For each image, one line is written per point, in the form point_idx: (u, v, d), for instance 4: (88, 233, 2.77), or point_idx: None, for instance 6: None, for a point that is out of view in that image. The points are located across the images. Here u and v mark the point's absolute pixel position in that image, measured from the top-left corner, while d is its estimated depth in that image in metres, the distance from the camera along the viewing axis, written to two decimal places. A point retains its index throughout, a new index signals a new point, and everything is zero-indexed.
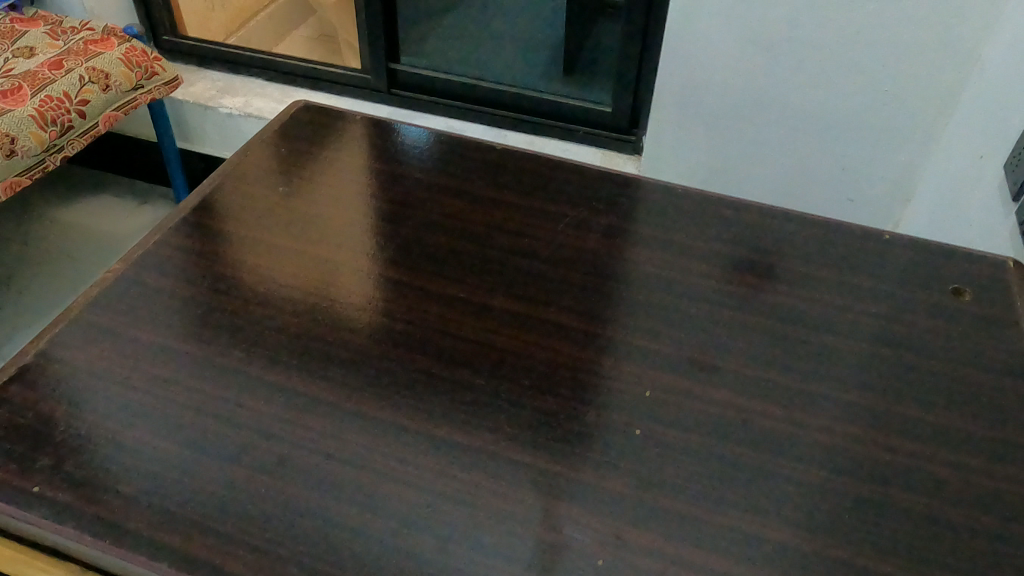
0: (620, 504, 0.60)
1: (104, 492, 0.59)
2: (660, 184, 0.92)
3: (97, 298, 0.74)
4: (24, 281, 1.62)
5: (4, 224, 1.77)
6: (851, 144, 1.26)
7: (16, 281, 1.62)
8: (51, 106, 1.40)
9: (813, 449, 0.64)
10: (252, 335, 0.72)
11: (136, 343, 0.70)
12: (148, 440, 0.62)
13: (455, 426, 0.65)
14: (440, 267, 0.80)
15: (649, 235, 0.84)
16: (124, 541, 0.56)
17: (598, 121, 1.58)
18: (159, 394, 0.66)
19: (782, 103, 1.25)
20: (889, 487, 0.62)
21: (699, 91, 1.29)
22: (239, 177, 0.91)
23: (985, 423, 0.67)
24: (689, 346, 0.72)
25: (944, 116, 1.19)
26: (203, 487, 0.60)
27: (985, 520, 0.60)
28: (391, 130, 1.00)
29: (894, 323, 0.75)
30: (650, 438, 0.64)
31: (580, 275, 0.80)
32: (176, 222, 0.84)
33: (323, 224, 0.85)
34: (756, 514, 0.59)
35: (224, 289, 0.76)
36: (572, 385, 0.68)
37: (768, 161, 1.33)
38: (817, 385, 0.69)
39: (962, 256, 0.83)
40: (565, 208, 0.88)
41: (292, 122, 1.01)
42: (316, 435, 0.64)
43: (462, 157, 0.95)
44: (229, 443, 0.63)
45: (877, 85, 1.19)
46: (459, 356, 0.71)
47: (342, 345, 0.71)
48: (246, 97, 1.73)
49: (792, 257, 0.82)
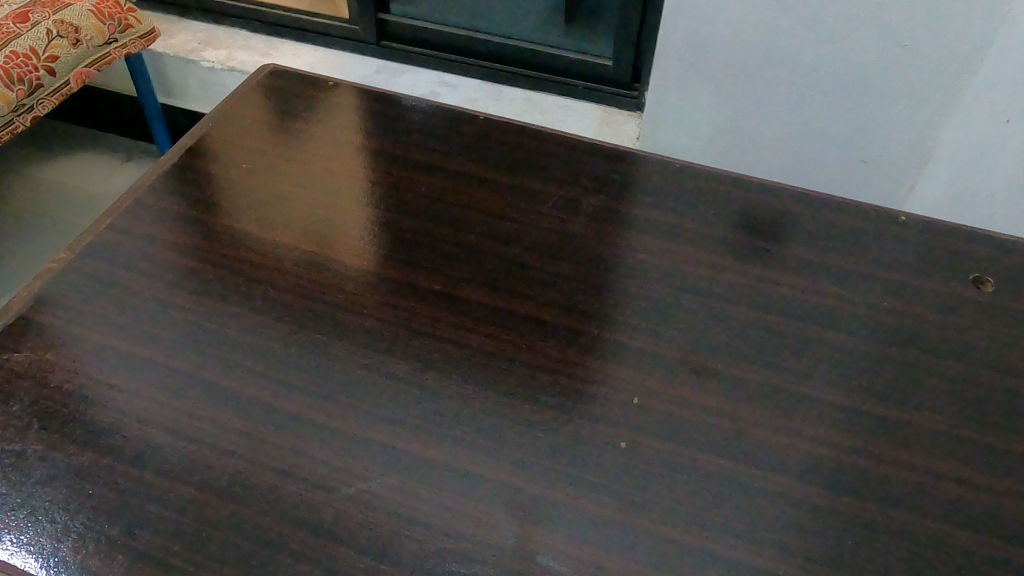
0: (600, 527, 0.55)
1: (39, 516, 0.54)
2: (657, 159, 0.85)
3: (42, 290, 0.69)
4: (23, 236, 1.58)
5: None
6: (866, 106, 1.14)
7: (8, 236, 1.58)
8: (17, 63, 1.31)
9: (814, 463, 0.59)
10: (210, 334, 0.66)
11: (81, 343, 0.65)
12: (89, 456, 0.57)
13: (424, 439, 0.59)
14: (415, 255, 0.74)
15: (644, 218, 0.78)
16: (61, 572, 0.52)
17: (598, 76, 1.49)
18: (105, 403, 0.61)
19: (793, 62, 1.13)
20: (897, 508, 0.56)
21: (703, 47, 1.17)
22: (201, 149, 0.84)
23: (1002, 434, 0.61)
24: (683, 344, 0.67)
25: (967, 77, 1.07)
26: (148, 508, 0.55)
27: (998, 546, 0.55)
28: (368, 98, 0.92)
29: (908, 317, 0.69)
30: (635, 451, 0.59)
31: (565, 264, 0.74)
32: (131, 204, 0.77)
33: (290, 205, 0.79)
34: (749, 538, 0.55)
35: (180, 281, 0.70)
36: (553, 391, 0.63)
37: (776, 123, 1.21)
38: (822, 389, 0.64)
39: (985, 239, 0.76)
40: (552, 187, 0.81)
41: (261, 89, 0.93)
42: (272, 448, 0.58)
43: (443, 130, 0.88)
44: (180, 458, 0.58)
45: (897, 42, 1.07)
46: (432, 357, 0.65)
47: (306, 346, 0.66)
48: (228, 50, 1.64)
49: (798, 242, 0.76)
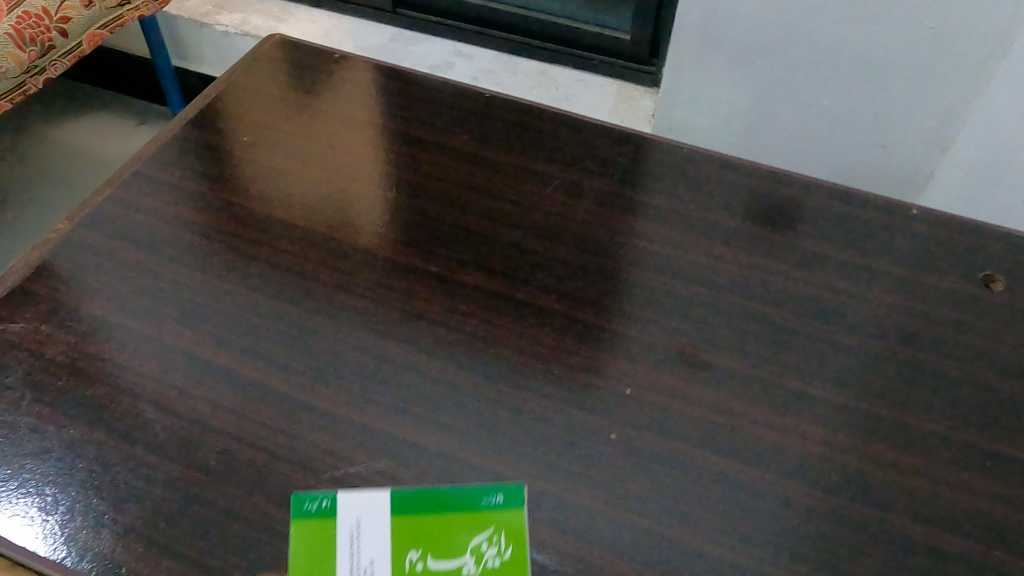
0: (585, 520, 0.55)
1: (29, 489, 0.55)
2: (664, 142, 0.83)
3: (41, 262, 0.68)
4: (33, 197, 1.59)
5: (14, 136, 1.72)
6: (888, 89, 1.10)
7: (20, 197, 1.59)
8: (29, 24, 1.27)
9: (805, 462, 0.58)
10: (205, 311, 0.66)
11: (78, 316, 0.65)
12: (81, 430, 0.58)
13: (413, 424, 0.59)
14: (414, 236, 0.73)
15: (648, 204, 0.76)
16: (49, 544, 0.52)
17: (616, 50, 1.46)
18: (99, 377, 0.61)
19: (811, 41, 1.09)
20: (889, 511, 0.56)
21: (721, 23, 1.13)
22: (205, 121, 0.83)
23: (1003, 440, 0.60)
24: (681, 336, 0.66)
25: (993, 61, 1.03)
26: (137, 486, 0.55)
27: (991, 555, 0.54)
28: (375, 71, 0.91)
29: (912, 315, 0.68)
30: (626, 444, 0.59)
31: (565, 249, 0.73)
32: (132, 175, 0.77)
33: (292, 180, 0.78)
34: (735, 537, 0.54)
35: (177, 256, 0.70)
36: (545, 380, 0.62)
37: (795, 103, 1.18)
38: (820, 387, 0.63)
39: (999, 236, 0.74)
40: (556, 168, 0.80)
41: (269, 60, 0.91)
42: (262, 429, 0.58)
43: (449, 107, 0.86)
44: (170, 436, 0.58)
45: (922, 24, 1.02)
46: (424, 340, 0.65)
47: (299, 326, 0.65)
48: (243, 14, 1.61)
49: (805, 234, 0.74)
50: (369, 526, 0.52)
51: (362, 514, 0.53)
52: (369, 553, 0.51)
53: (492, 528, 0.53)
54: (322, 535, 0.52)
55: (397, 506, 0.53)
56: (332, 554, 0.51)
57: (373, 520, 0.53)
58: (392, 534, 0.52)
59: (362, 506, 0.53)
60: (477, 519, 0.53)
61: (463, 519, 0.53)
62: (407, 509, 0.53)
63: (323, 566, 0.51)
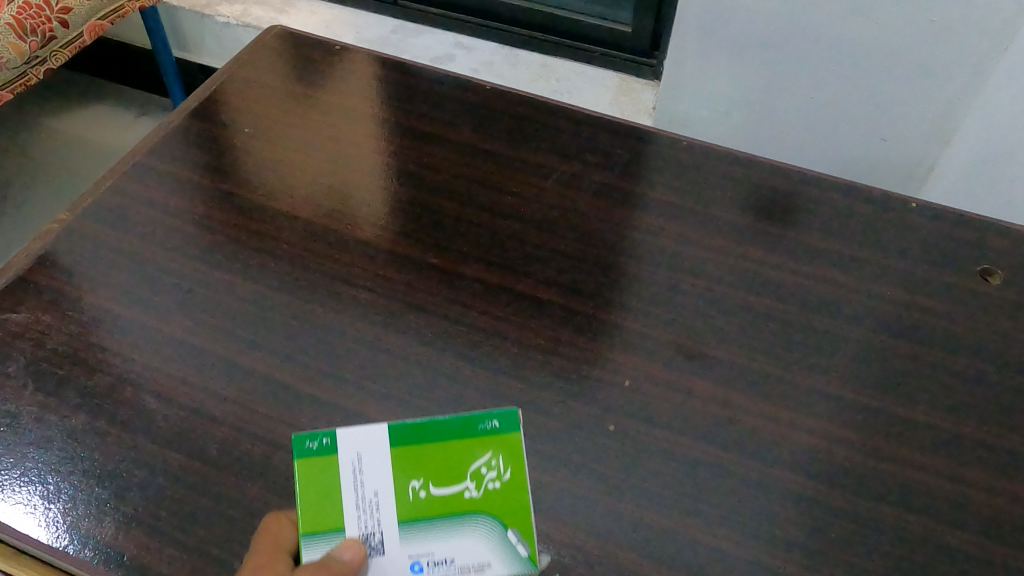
0: (583, 510, 0.55)
1: (32, 478, 0.55)
2: (664, 135, 0.83)
3: (42, 253, 0.69)
4: (34, 187, 1.59)
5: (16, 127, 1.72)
6: (890, 82, 1.10)
7: (21, 187, 1.59)
8: (30, 14, 1.27)
9: (801, 454, 0.58)
10: (206, 302, 0.66)
11: (80, 307, 0.65)
12: (83, 420, 0.58)
13: (413, 415, 0.60)
14: (414, 228, 0.73)
15: (648, 197, 0.77)
16: (51, 532, 0.53)
17: (617, 43, 1.46)
18: (101, 368, 0.61)
19: (812, 34, 1.09)
20: (884, 502, 0.56)
21: (722, 15, 1.13)
22: (205, 112, 0.83)
23: (999, 433, 0.60)
24: (680, 328, 0.66)
25: (995, 56, 1.02)
26: (139, 475, 0.56)
27: (985, 546, 0.54)
28: (376, 63, 0.91)
29: (910, 308, 0.68)
30: (624, 435, 0.59)
31: (565, 241, 0.73)
32: (133, 166, 0.77)
33: (292, 171, 0.78)
34: (731, 527, 0.55)
35: (179, 247, 0.70)
36: (544, 371, 0.63)
37: (796, 96, 1.17)
38: (818, 379, 0.63)
39: (997, 230, 0.74)
40: (556, 161, 0.80)
41: (269, 52, 0.91)
42: (262, 419, 0.59)
43: (450, 99, 0.87)
44: (171, 426, 0.58)
45: (924, 17, 1.02)
46: (424, 332, 0.65)
47: (300, 317, 0.66)
48: (244, 5, 1.61)
49: (804, 227, 0.74)
50: (371, 461, 0.50)
51: (364, 451, 0.50)
52: (373, 485, 0.49)
53: (489, 453, 0.50)
54: (325, 476, 0.49)
55: (397, 442, 0.50)
56: (337, 487, 0.49)
57: (372, 453, 0.50)
58: (393, 464, 0.50)
59: (360, 442, 0.50)
60: (475, 446, 0.50)
61: (460, 448, 0.50)
62: (408, 444, 0.50)
63: (332, 503, 0.49)
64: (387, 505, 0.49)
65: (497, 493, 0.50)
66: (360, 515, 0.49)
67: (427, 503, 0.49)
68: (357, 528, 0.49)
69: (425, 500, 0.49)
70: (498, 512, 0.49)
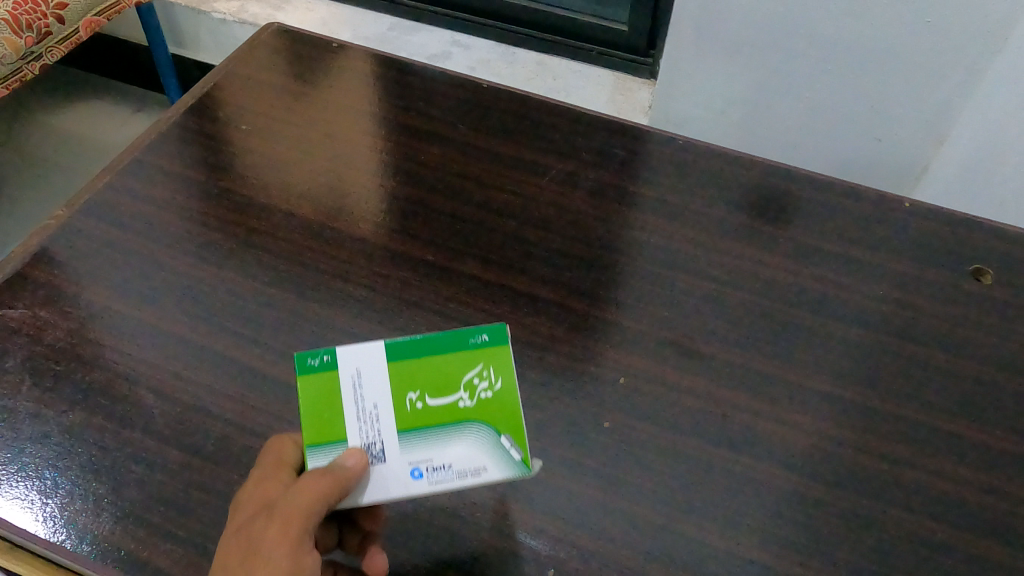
0: (578, 506, 0.56)
1: (29, 473, 0.55)
2: (660, 134, 0.83)
3: (39, 249, 0.69)
4: (29, 183, 1.59)
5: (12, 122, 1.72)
6: (884, 82, 1.11)
7: (16, 183, 1.59)
8: (26, 10, 1.27)
9: (795, 452, 0.59)
10: (203, 299, 0.66)
11: (77, 303, 0.65)
12: (81, 416, 0.58)
13: None
14: (411, 223, 0.74)
15: (644, 196, 0.77)
16: (48, 526, 0.53)
17: (614, 41, 1.46)
18: (98, 364, 0.61)
19: (807, 33, 1.10)
20: (877, 500, 0.57)
21: (717, 14, 1.13)
22: (203, 109, 0.83)
23: (990, 431, 0.61)
24: (675, 326, 0.66)
25: (988, 57, 1.03)
26: (136, 471, 0.56)
27: (976, 543, 0.55)
28: (372, 61, 0.91)
29: (904, 308, 0.68)
30: (619, 433, 0.60)
31: (561, 238, 0.73)
32: (130, 163, 0.77)
33: (289, 168, 0.78)
34: (725, 524, 0.55)
35: (176, 244, 0.70)
36: (540, 369, 0.63)
37: (791, 95, 1.18)
38: (812, 378, 0.63)
39: (990, 230, 0.75)
40: (553, 159, 0.81)
41: (267, 49, 0.92)
42: (259, 415, 0.59)
43: (447, 97, 0.87)
44: (169, 422, 0.58)
45: (918, 17, 1.02)
46: (420, 329, 0.65)
47: (296, 314, 0.66)
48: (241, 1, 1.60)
49: (799, 227, 0.75)
50: (370, 374, 0.50)
51: (362, 366, 0.50)
52: (372, 397, 0.49)
53: (480, 365, 0.51)
54: (327, 389, 0.49)
55: (393, 356, 0.50)
56: (337, 397, 0.49)
57: (370, 367, 0.50)
58: (390, 378, 0.50)
59: (359, 358, 0.50)
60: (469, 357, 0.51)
61: (453, 361, 0.51)
62: (404, 357, 0.50)
63: (331, 415, 0.48)
64: (387, 418, 0.48)
65: (491, 401, 0.50)
66: (362, 427, 0.48)
67: (424, 413, 0.49)
68: (358, 437, 0.48)
69: (422, 410, 0.49)
70: (494, 420, 0.49)
